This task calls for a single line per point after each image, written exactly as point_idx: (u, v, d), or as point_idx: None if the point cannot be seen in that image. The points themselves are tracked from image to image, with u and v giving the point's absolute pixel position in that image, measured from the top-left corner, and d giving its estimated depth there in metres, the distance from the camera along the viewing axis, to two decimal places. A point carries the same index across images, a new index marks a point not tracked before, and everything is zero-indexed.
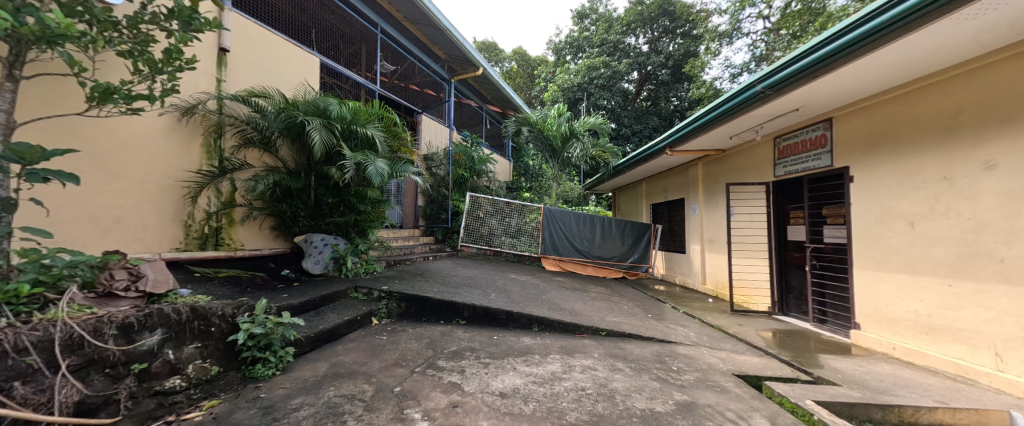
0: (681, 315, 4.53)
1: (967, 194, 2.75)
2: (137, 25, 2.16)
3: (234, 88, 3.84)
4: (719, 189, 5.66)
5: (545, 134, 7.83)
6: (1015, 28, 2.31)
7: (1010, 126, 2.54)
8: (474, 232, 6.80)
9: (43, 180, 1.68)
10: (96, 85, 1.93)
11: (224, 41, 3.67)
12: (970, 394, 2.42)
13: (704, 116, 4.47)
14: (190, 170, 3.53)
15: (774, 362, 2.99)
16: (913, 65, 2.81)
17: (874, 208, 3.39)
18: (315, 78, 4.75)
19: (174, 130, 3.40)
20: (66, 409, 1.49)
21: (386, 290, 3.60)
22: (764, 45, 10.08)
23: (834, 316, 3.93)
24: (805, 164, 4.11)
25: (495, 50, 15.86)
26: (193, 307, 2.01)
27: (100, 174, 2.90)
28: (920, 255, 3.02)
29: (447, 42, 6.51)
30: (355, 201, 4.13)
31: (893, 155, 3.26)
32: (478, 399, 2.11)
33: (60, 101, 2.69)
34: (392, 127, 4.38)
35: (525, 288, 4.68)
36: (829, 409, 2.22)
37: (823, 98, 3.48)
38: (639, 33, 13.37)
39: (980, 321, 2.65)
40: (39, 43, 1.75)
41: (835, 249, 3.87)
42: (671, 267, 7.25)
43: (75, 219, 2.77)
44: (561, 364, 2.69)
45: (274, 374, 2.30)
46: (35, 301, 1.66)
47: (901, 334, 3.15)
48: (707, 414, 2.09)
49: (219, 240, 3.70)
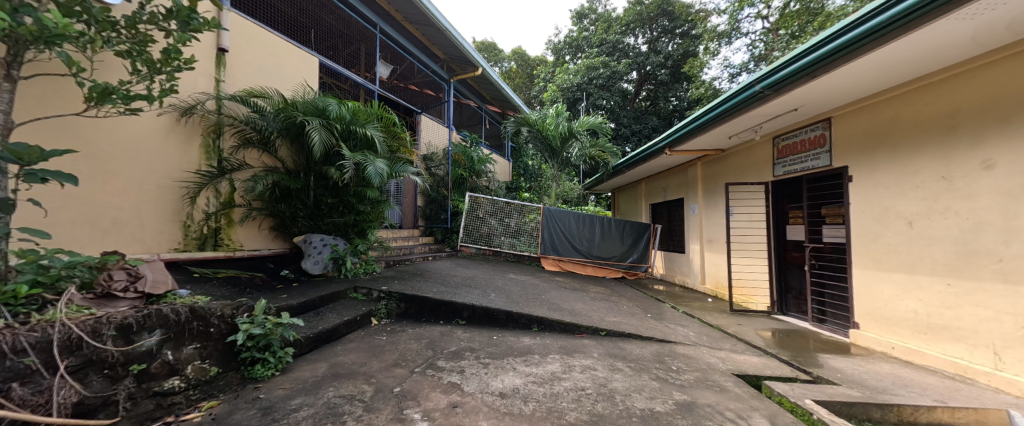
0: (680, 314, 4.54)
1: (965, 194, 2.76)
2: (135, 25, 2.15)
3: (233, 88, 3.84)
4: (718, 188, 5.67)
5: (545, 134, 7.84)
6: (1013, 28, 2.32)
7: (1008, 126, 2.55)
8: (474, 232, 6.80)
9: (41, 181, 1.67)
10: (95, 85, 1.92)
11: (223, 40, 3.67)
12: (969, 393, 2.43)
13: (704, 116, 4.48)
14: (189, 170, 3.52)
15: (773, 361, 3.00)
16: (911, 65, 2.82)
17: (873, 207, 3.40)
18: (314, 78, 4.75)
19: (172, 130, 3.40)
20: (64, 410, 1.49)
21: (386, 290, 3.60)
22: (763, 44, 10.09)
23: (833, 315, 3.93)
24: (805, 163, 4.12)
25: (494, 50, 15.88)
26: (192, 307, 2.01)
27: (99, 174, 2.90)
28: (919, 254, 3.03)
29: (446, 43, 6.52)
30: (355, 201, 4.13)
31: (892, 155, 3.26)
32: (478, 399, 2.11)
33: (59, 102, 2.69)
34: (391, 127, 4.38)
35: (525, 288, 4.68)
36: (828, 408, 2.23)
37: (821, 98, 3.49)
38: (638, 33, 13.40)
39: (978, 320, 2.66)
40: (37, 42, 1.74)
41: (834, 248, 3.88)
42: (670, 267, 7.25)
43: (73, 220, 2.76)
44: (561, 364, 2.69)
45: (273, 374, 2.29)
46: (33, 301, 1.66)
47: (900, 333, 3.16)
48: (707, 414, 2.10)
49: (219, 240, 3.69)
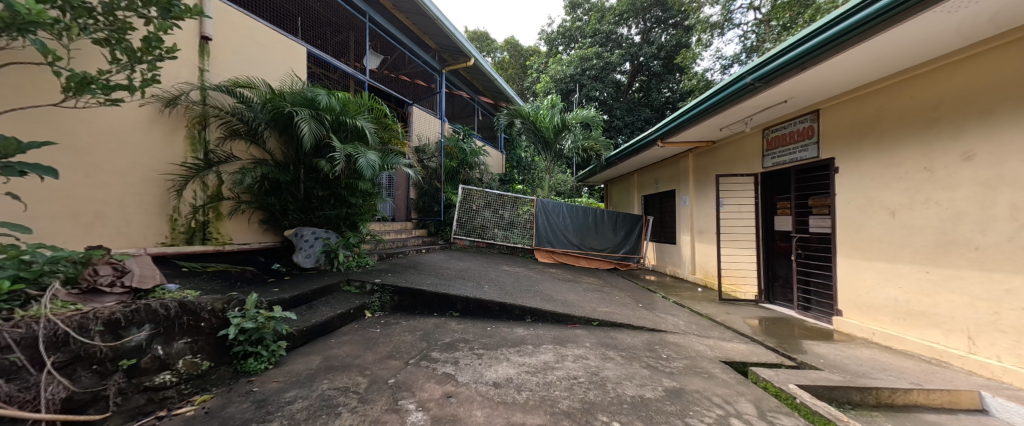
0: (671, 304, 4.61)
1: (945, 184, 2.83)
2: (113, 12, 2.07)
3: (218, 78, 3.73)
4: (709, 179, 5.74)
5: (538, 126, 7.83)
6: (995, 21, 2.37)
7: (987, 119, 2.62)
8: (467, 225, 6.80)
9: (20, 174, 1.62)
10: (72, 75, 1.85)
11: (207, 29, 3.56)
12: (944, 376, 2.53)
13: (694, 108, 4.50)
14: (174, 163, 3.43)
15: (759, 348, 3.09)
16: (898, 58, 2.87)
17: (858, 198, 3.47)
18: (302, 68, 4.63)
19: (155, 121, 3.31)
20: (53, 406, 1.49)
21: (379, 283, 3.61)
22: (755, 35, 10.16)
23: (818, 303, 4.05)
24: (793, 155, 4.18)
25: (487, 40, 15.65)
26: (181, 301, 1.99)
27: (78, 168, 2.82)
28: (900, 243, 3.12)
29: (438, 32, 6.42)
30: (346, 194, 4.08)
31: (877, 146, 3.32)
32: (472, 389, 2.14)
33: (35, 91, 2.59)
34: (382, 118, 4.30)
35: (518, 280, 4.72)
36: (810, 392, 2.31)
37: (811, 90, 3.52)
38: (631, 24, 13.35)
39: (954, 306, 2.76)
40: (9, 29, 1.67)
41: (819, 238, 3.97)
42: (662, 258, 7.34)
43: (53, 215, 2.70)
44: (553, 354, 2.73)
45: (266, 368, 2.26)
46: (16, 298, 1.60)
47: (880, 320, 3.27)
48: (695, 400, 2.16)
49: (207, 234, 3.63)
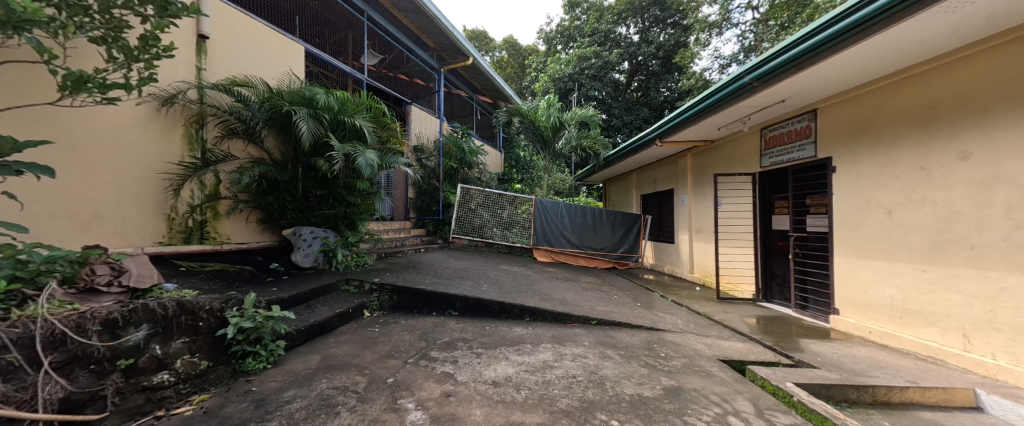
0: (669, 303, 4.63)
1: (941, 183, 2.85)
2: (110, 10, 2.05)
3: (215, 76, 3.72)
4: (707, 179, 5.76)
5: (536, 125, 7.83)
6: (992, 21, 2.38)
7: (983, 118, 2.64)
8: (466, 224, 6.81)
9: (15, 173, 1.61)
10: (68, 73, 1.84)
11: (204, 27, 3.55)
12: (940, 373, 2.55)
13: (693, 107, 4.51)
14: (171, 162, 3.42)
15: (757, 347, 3.10)
16: (895, 58, 2.88)
17: (855, 197, 3.48)
18: (300, 67, 4.62)
19: (152, 120, 3.29)
20: (50, 406, 1.48)
21: (378, 282, 3.61)
22: (753, 35, 10.20)
23: (815, 302, 4.07)
24: (791, 155, 4.20)
25: (486, 39, 15.60)
26: (179, 301, 1.99)
27: (74, 167, 2.81)
28: (897, 242, 3.13)
29: (436, 31, 6.41)
30: (344, 193, 4.07)
31: (874, 145, 3.33)
32: (471, 388, 2.14)
33: (30, 90, 2.57)
34: (381, 117, 4.29)
35: (516, 279, 4.73)
36: (807, 390, 2.32)
37: (809, 89, 3.53)
38: (630, 23, 13.36)
39: (950, 305, 2.77)
40: (4, 27, 1.66)
41: (817, 237, 4.00)
42: (660, 257, 7.36)
43: (50, 214, 2.68)
44: (552, 353, 2.74)
45: (264, 368, 2.26)
46: (12, 298, 1.59)
47: (877, 318, 3.29)
48: (694, 398, 2.17)
49: (205, 233, 3.62)
